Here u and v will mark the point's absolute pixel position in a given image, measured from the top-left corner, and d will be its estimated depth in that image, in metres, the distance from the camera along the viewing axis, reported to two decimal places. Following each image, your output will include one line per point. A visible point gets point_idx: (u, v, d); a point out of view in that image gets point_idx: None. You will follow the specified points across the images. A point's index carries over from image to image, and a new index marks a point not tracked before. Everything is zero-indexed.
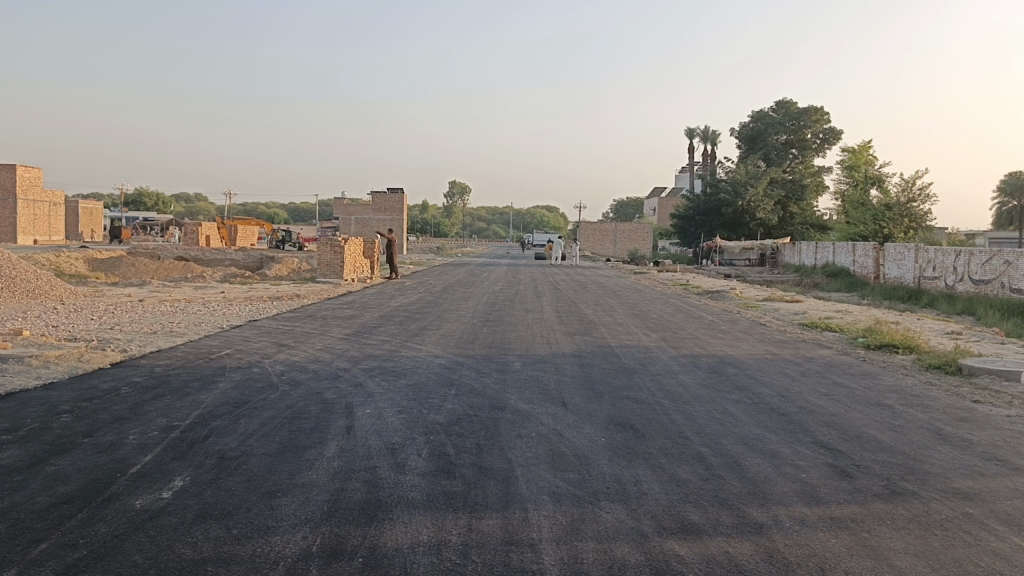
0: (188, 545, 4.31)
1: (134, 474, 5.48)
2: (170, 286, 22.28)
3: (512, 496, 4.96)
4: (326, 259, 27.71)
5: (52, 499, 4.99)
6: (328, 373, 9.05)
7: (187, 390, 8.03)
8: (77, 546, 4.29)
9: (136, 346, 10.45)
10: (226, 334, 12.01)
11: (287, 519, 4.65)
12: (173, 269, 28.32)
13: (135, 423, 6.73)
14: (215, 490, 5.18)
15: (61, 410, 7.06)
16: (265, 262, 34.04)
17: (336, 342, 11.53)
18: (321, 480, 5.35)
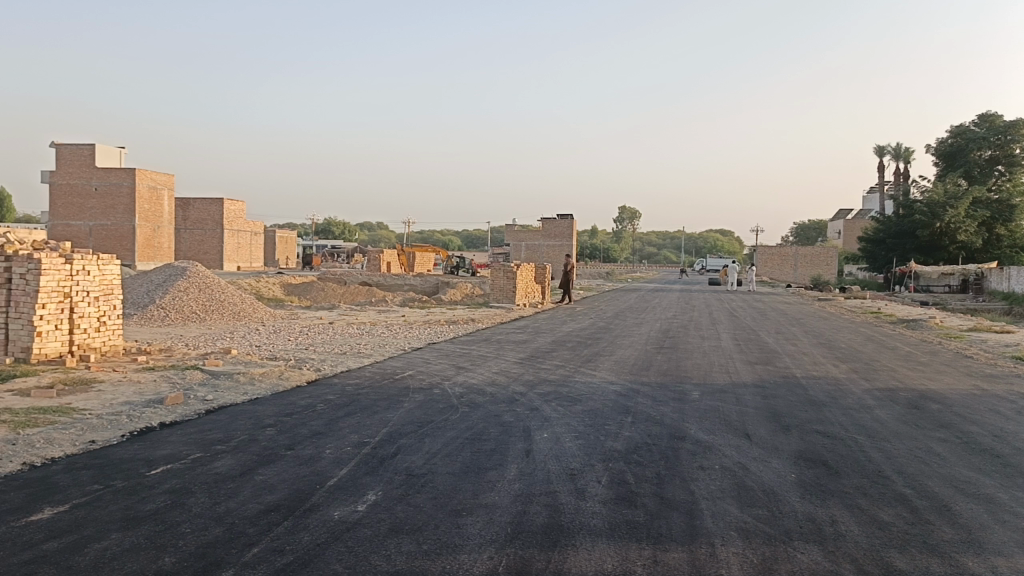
0: (383, 557, 4.52)
1: (332, 486, 5.83)
2: (357, 310, 23.61)
3: (696, 530, 4.83)
4: (500, 284, 28.42)
5: (261, 506, 5.40)
6: (506, 396, 9.24)
7: (376, 408, 8.45)
8: (284, 552, 4.60)
9: (329, 365, 11.15)
10: (409, 355, 12.56)
11: (472, 539, 4.78)
12: (359, 293, 30.03)
13: (329, 439, 7.17)
14: (405, 505, 5.41)
15: (265, 424, 7.64)
16: (440, 287, 35.39)
17: (512, 366, 11.76)
18: (504, 502, 5.45)
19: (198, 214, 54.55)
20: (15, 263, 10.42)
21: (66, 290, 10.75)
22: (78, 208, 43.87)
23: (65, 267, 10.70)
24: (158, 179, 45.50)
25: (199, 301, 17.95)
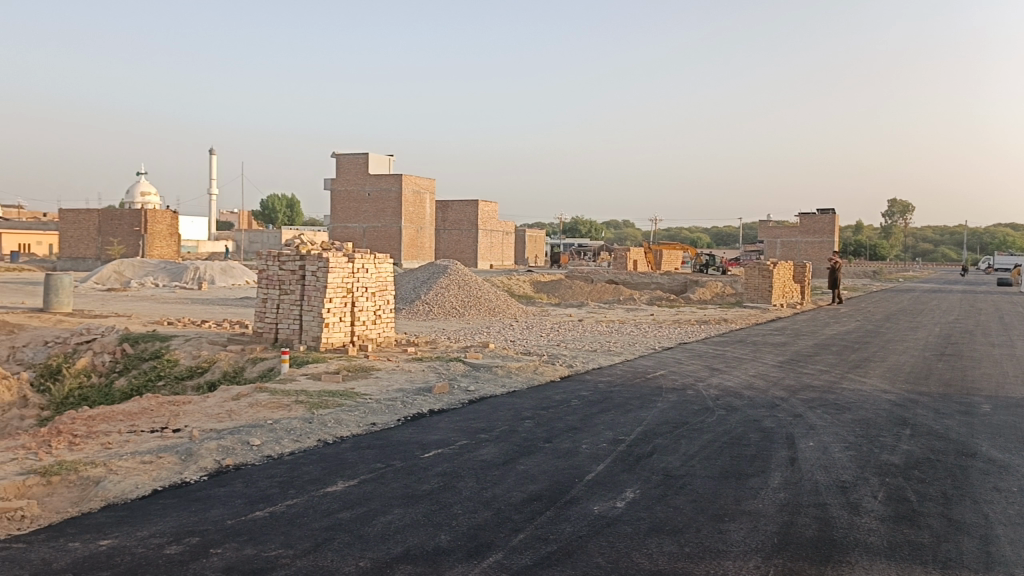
0: (645, 555, 4.52)
1: (591, 481, 5.94)
2: (605, 308, 23.89)
3: (995, 558, 4.33)
4: (753, 283, 27.40)
5: (525, 494, 5.63)
6: (764, 401, 8.88)
7: (629, 407, 8.49)
8: (549, 540, 4.76)
9: (581, 362, 11.38)
10: (659, 355, 12.48)
11: (736, 545, 4.64)
12: (606, 291, 30.35)
13: (586, 434, 7.31)
14: (665, 505, 5.38)
15: (524, 416, 7.96)
16: (689, 286, 34.81)
17: (770, 369, 11.27)
18: (769, 510, 5.24)
19: (457, 216, 58.04)
20: (308, 262, 11.73)
21: (349, 285, 11.92)
22: (354, 212, 48.50)
23: (348, 266, 11.86)
24: (422, 183, 48.95)
25: (459, 297, 19.11)
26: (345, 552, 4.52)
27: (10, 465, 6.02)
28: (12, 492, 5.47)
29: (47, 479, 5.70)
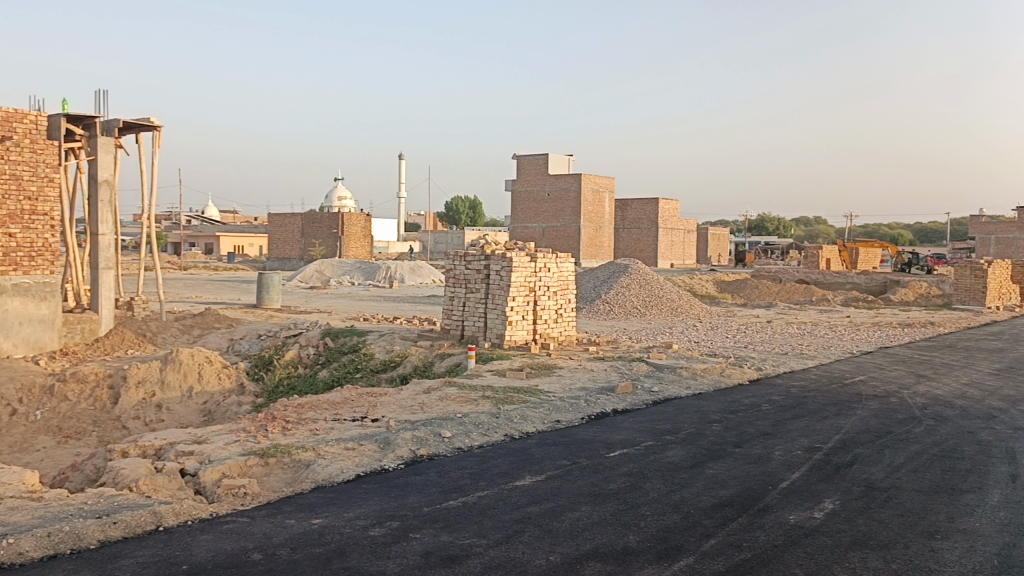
0: (847, 569, 4.28)
1: (785, 489, 5.70)
2: (795, 309, 22.82)
3: None
4: (965, 283, 25.16)
5: (715, 499, 5.49)
6: (980, 412, 8.14)
7: (825, 413, 8.06)
8: (742, 547, 4.62)
9: (771, 365, 10.94)
10: (857, 359, 11.75)
11: (951, 566, 4.29)
12: (796, 291, 28.99)
13: (778, 440, 7.02)
14: (868, 519, 5.07)
15: (712, 419, 7.77)
16: (889, 286, 32.52)
17: (986, 377, 10.30)
18: (989, 530, 4.80)
19: (636, 214, 57.62)
20: (493, 262, 12.05)
21: (532, 284, 12.14)
22: (534, 212, 49.52)
23: (531, 265, 12.09)
24: (601, 182, 48.98)
25: (641, 297, 18.95)
26: (535, 545, 4.61)
27: (234, 446, 6.64)
28: (236, 470, 6.03)
29: (265, 460, 6.24)
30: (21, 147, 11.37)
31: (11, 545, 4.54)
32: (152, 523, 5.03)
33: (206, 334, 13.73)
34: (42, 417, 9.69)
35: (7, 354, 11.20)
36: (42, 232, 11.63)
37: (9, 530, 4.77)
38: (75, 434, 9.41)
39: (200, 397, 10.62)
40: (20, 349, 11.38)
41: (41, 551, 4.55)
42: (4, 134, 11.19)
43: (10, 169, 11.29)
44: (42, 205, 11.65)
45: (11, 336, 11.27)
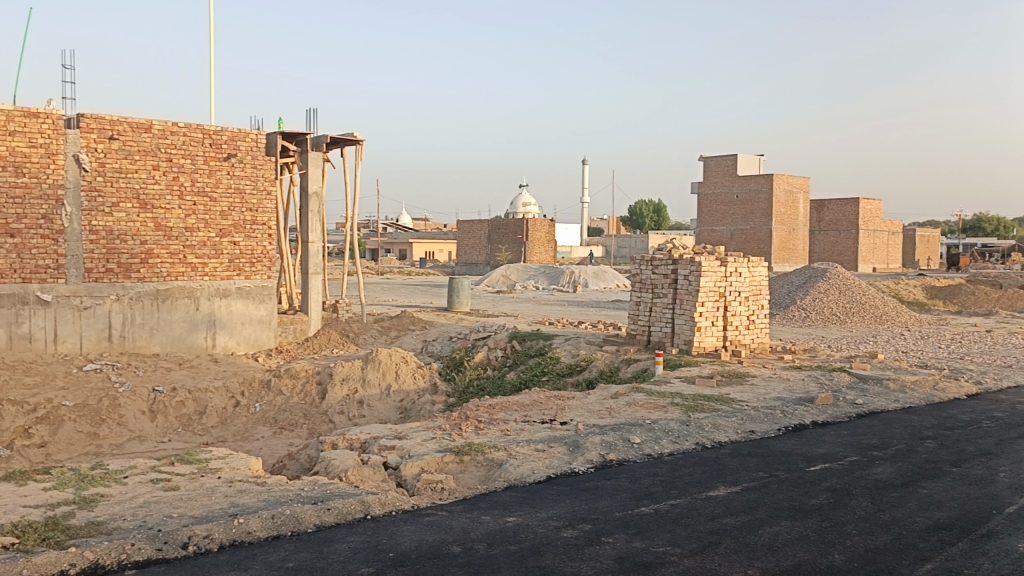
0: None
1: (1013, 514, 5.18)
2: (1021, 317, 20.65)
3: None
4: None
5: (931, 521, 5.08)
6: None
7: None
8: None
9: (992, 379, 9.97)
10: None
11: None
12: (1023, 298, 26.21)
13: (1003, 461, 6.39)
14: None
15: (924, 436, 7.20)
16: None
17: None
18: None
19: (833, 215, 54.52)
20: (681, 266, 11.83)
21: (722, 289, 11.80)
22: (722, 215, 48.24)
23: (721, 270, 11.75)
24: (795, 182, 46.75)
25: (841, 303, 17.91)
26: (732, 558, 4.48)
27: (431, 443, 6.96)
28: (434, 466, 6.31)
29: (460, 457, 6.48)
30: (244, 163, 12.53)
31: (242, 524, 5.02)
32: (361, 511, 5.38)
33: (402, 336, 14.48)
34: (261, 409, 10.63)
35: (231, 351, 12.49)
36: (261, 241, 12.76)
37: (240, 510, 5.27)
38: (289, 425, 10.26)
39: (397, 395, 11.20)
40: (242, 347, 12.61)
41: (267, 531, 5.00)
42: (230, 152, 12.37)
43: (235, 183, 12.48)
44: (262, 216, 12.79)
45: (235, 334, 12.54)
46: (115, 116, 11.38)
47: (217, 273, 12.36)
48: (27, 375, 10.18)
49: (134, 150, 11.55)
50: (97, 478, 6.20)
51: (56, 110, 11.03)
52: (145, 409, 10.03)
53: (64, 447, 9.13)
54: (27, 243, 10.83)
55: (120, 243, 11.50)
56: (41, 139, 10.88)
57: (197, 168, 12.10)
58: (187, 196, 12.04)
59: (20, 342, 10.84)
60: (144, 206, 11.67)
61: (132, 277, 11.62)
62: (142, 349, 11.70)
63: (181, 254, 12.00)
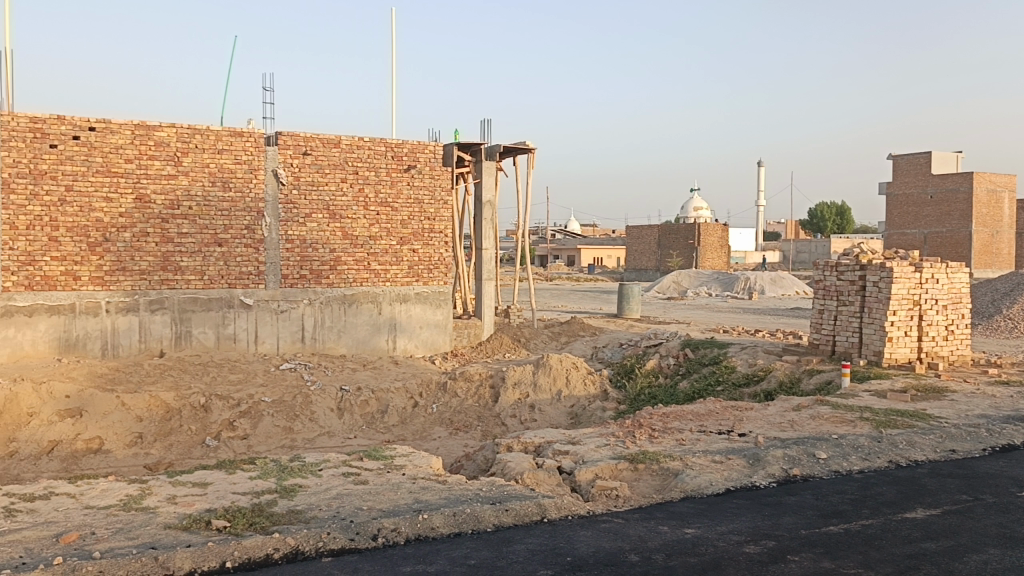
0: None
1: None
2: None
3: None
4: None
5: None
6: None
7: None
8: None
9: None
10: None
11: None
12: None
13: None
14: None
15: None
16: None
17: None
18: None
19: None
20: (870, 272, 11.16)
21: (916, 297, 11.01)
22: (913, 217, 44.97)
23: (915, 276, 10.96)
24: (998, 180, 42.80)
25: None
26: None
27: (605, 449, 6.96)
28: (608, 473, 6.31)
29: (635, 465, 6.43)
30: (423, 174, 13.07)
31: (425, 519, 5.25)
32: (538, 514, 5.47)
33: (572, 341, 14.56)
34: (438, 410, 11.04)
35: (410, 354, 13.08)
36: (438, 248, 13.27)
37: (424, 506, 5.51)
38: (464, 426, 10.61)
39: (568, 400, 11.26)
40: (420, 350, 13.16)
41: (449, 528, 5.19)
42: (410, 164, 12.94)
43: (415, 193, 13.04)
44: (439, 224, 13.29)
45: (414, 338, 13.11)
46: (308, 133, 12.24)
47: (398, 279, 12.97)
48: (233, 372, 11.17)
49: (325, 164, 12.37)
50: (295, 470, 6.68)
51: (258, 129, 12.02)
52: (334, 407, 10.69)
53: (263, 439, 9.91)
54: (232, 251, 11.89)
55: (312, 251, 12.36)
56: (245, 156, 11.92)
57: (380, 179, 12.75)
58: (371, 206, 12.72)
59: (226, 342, 11.93)
60: (333, 216, 12.47)
61: (323, 282, 12.45)
62: (330, 350, 12.51)
63: (366, 261, 12.71)
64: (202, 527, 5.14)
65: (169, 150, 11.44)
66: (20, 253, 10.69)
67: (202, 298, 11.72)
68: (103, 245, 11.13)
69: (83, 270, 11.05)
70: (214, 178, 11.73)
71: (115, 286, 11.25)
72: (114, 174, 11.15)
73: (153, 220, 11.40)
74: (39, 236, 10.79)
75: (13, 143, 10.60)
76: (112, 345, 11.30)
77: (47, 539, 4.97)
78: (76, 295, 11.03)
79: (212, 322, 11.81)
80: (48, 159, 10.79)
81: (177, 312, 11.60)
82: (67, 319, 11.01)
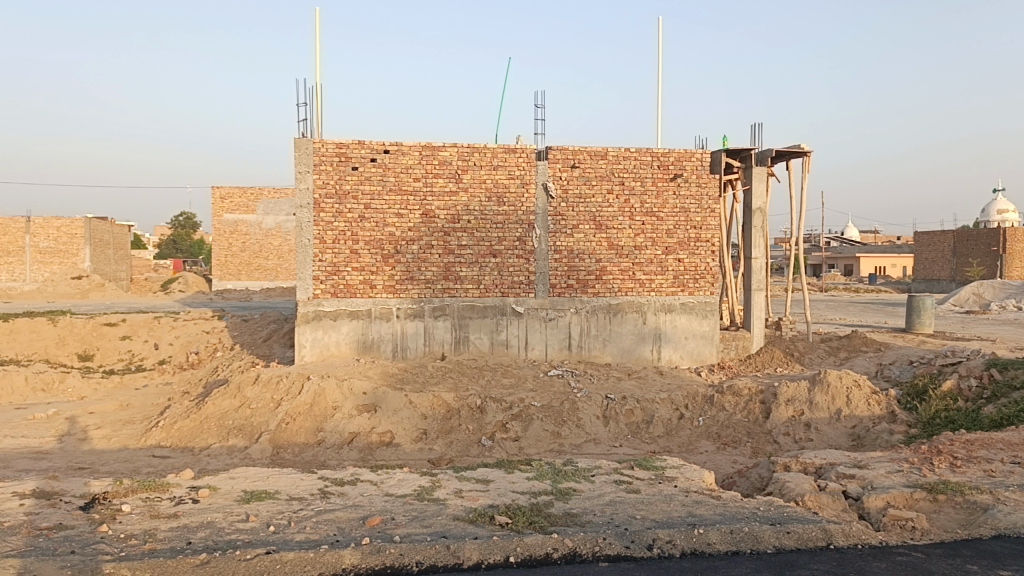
0: None
1: None
2: None
3: None
4: None
5: None
6: None
7: None
8: None
9: None
10: None
11: None
12: None
13: None
14: None
15: None
16: None
17: None
18: None
19: None
20: None
21: None
22: None
23: None
24: None
25: None
26: None
27: (897, 476, 6.39)
28: (903, 502, 5.77)
29: (934, 495, 5.82)
30: (689, 182, 12.88)
31: (701, 534, 5.14)
32: (823, 540, 5.16)
33: (852, 357, 13.54)
34: (704, 423, 10.79)
35: (675, 364, 12.94)
36: (705, 257, 12.99)
37: (699, 521, 5.40)
38: (732, 442, 10.28)
39: (848, 420, 10.46)
40: (686, 361, 12.97)
41: (726, 545, 5.05)
42: (676, 172, 12.81)
43: (681, 203, 12.88)
44: (705, 233, 13.00)
45: (679, 348, 12.96)
46: (577, 146, 12.57)
47: (663, 289, 12.88)
48: (506, 376, 11.75)
49: (592, 176, 12.62)
50: (569, 474, 6.87)
51: (530, 145, 12.58)
52: (600, 414, 10.85)
53: (534, 442, 10.32)
54: (506, 262, 12.53)
55: (579, 261, 12.67)
56: (518, 171, 12.52)
57: (646, 189, 12.76)
58: (637, 217, 12.76)
59: (500, 348, 12.58)
60: (600, 227, 12.69)
61: (589, 292, 12.70)
62: (596, 358, 12.74)
63: (631, 271, 12.77)
64: (486, 521, 5.45)
65: (451, 168, 12.32)
66: (327, 265, 12.07)
67: (478, 306, 12.48)
68: (395, 256, 12.25)
69: (378, 279, 12.23)
70: (490, 193, 12.46)
71: (404, 293, 12.33)
72: (404, 192, 12.23)
73: (436, 233, 12.33)
74: (343, 248, 12.10)
75: (323, 167, 12.01)
76: (401, 348, 12.38)
77: (355, 520, 5.55)
78: (372, 302, 12.25)
79: (487, 328, 12.53)
80: (350, 180, 12.09)
81: (457, 318, 12.45)
82: (365, 323, 12.26)
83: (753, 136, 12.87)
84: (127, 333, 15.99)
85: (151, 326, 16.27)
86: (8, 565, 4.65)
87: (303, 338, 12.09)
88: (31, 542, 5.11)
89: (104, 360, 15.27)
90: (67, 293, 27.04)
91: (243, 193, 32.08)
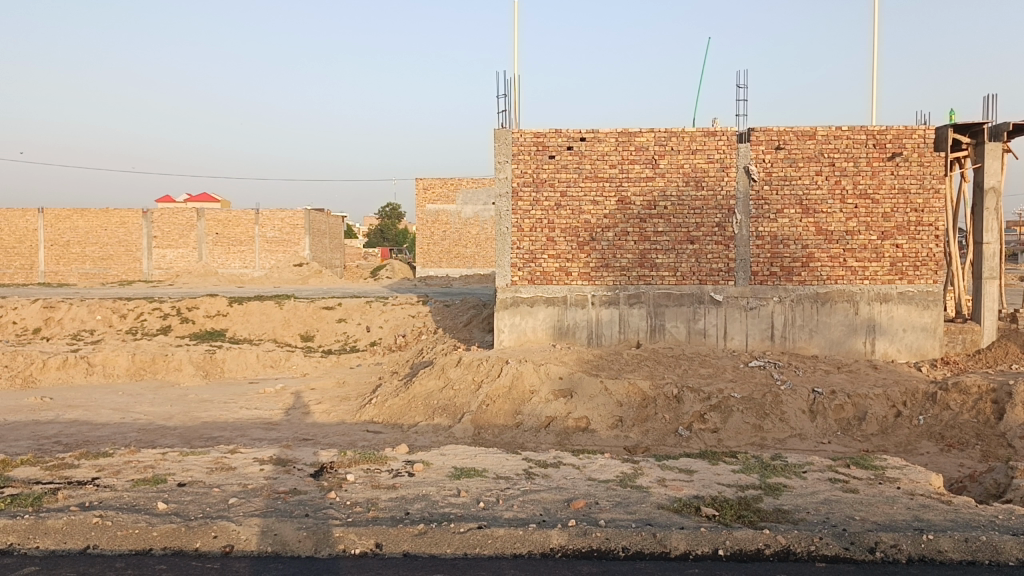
0: None
1: None
2: None
3: None
4: None
5: None
6: None
7: None
8: None
9: None
10: None
11: None
12: None
13: None
14: None
15: None
16: None
17: None
18: None
19: None
20: None
21: None
22: None
23: None
24: None
25: None
26: None
27: None
28: None
29: None
30: (910, 161, 11.89)
31: (931, 540, 4.77)
32: None
33: None
34: (925, 422, 9.98)
35: (891, 359, 12.08)
36: (928, 242, 11.94)
37: (927, 526, 5.00)
38: (958, 445, 9.44)
39: None
40: (903, 355, 12.06)
41: (961, 554, 4.65)
42: (895, 151, 11.87)
43: (900, 183, 11.91)
44: (928, 216, 11.94)
45: (896, 341, 12.07)
46: (781, 126, 11.99)
47: (878, 278, 12.01)
48: (703, 366, 11.46)
49: (798, 158, 11.99)
50: (778, 469, 6.61)
51: (731, 127, 12.14)
52: (806, 408, 10.32)
53: (733, 435, 10.01)
54: (703, 248, 12.21)
55: (783, 247, 12.10)
56: (717, 155, 12.14)
57: (860, 169, 11.92)
58: (849, 200, 11.97)
59: (697, 337, 12.30)
60: (807, 211, 12.03)
61: (794, 280, 12.11)
62: (803, 349, 12.14)
63: (841, 258, 12.02)
64: (692, 512, 5.36)
65: (648, 154, 12.16)
66: (525, 252, 12.36)
67: (675, 293, 12.27)
68: (591, 244, 12.30)
69: (575, 266, 12.34)
70: (688, 178, 12.17)
71: (599, 281, 12.35)
72: (600, 179, 12.23)
73: (632, 220, 12.23)
74: (540, 236, 12.33)
75: (521, 157, 12.28)
76: (596, 335, 12.43)
77: (560, 502, 5.64)
78: (568, 288, 12.38)
79: (684, 316, 12.29)
80: (547, 168, 12.26)
81: (653, 306, 12.30)
82: (561, 309, 12.43)
83: (985, 107, 11.67)
84: (342, 316, 17.23)
85: (363, 309, 17.40)
86: (253, 524, 5.16)
87: (502, 324, 12.48)
88: (271, 504, 5.64)
89: (323, 341, 16.58)
90: (291, 279, 29.56)
91: (444, 184, 33.47)
